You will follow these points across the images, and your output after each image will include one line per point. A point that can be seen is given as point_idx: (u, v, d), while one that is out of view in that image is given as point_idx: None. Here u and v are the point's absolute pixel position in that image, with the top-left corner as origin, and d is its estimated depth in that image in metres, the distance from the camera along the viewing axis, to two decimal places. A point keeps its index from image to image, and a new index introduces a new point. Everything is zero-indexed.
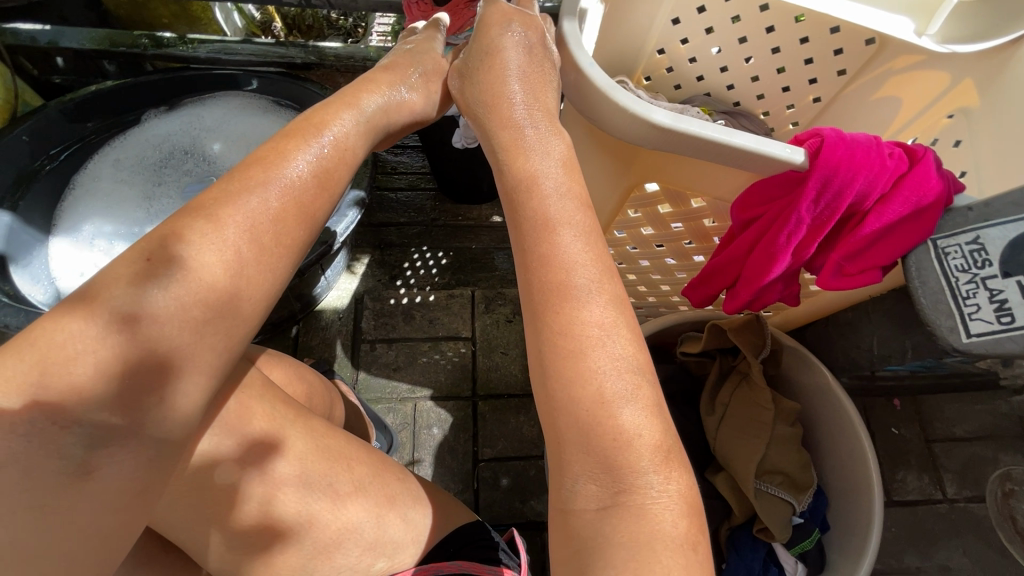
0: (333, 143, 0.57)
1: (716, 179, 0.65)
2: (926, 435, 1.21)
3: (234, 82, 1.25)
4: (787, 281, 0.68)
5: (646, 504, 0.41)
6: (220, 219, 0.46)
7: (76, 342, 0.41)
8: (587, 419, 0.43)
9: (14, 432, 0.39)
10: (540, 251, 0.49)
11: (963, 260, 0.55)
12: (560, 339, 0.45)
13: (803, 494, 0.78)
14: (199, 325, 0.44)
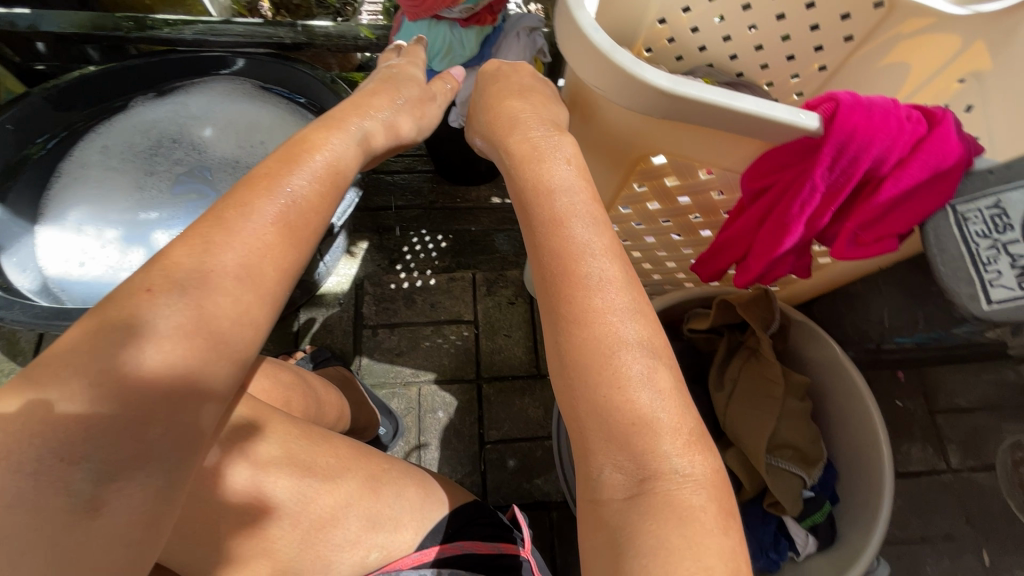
0: (326, 165, 0.55)
1: (720, 146, 0.53)
2: (931, 407, 1.21)
3: (221, 62, 1.22)
4: (800, 254, 0.56)
5: (674, 491, 0.38)
6: (217, 243, 0.45)
7: (82, 375, 0.38)
8: (607, 403, 0.40)
9: (20, 471, 0.36)
10: (549, 236, 0.46)
11: (983, 225, 0.43)
12: (574, 325, 0.43)
13: (815, 468, 0.73)
14: (206, 338, 0.42)
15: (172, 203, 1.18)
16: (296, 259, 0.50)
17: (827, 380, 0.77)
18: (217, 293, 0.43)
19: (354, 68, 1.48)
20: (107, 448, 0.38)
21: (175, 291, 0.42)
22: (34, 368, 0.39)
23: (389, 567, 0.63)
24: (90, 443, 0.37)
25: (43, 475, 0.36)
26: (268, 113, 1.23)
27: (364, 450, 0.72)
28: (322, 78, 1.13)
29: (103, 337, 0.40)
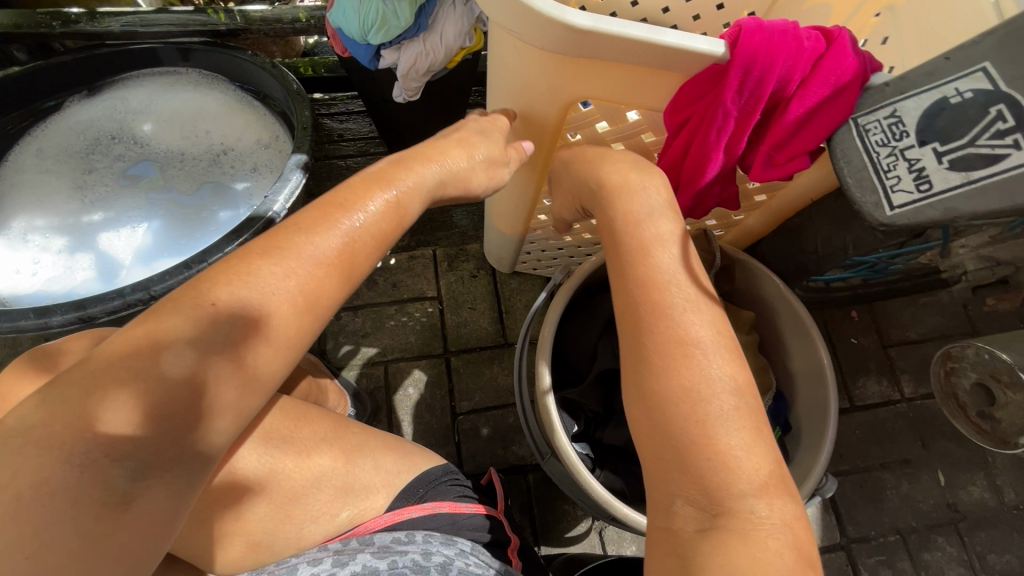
0: (395, 200, 0.53)
1: (643, 82, 0.54)
2: (883, 341, 1.27)
3: (152, 58, 1.19)
4: (726, 185, 0.58)
5: (746, 528, 0.38)
6: (283, 259, 0.44)
7: (141, 380, 0.38)
8: (688, 435, 0.42)
9: (69, 459, 0.36)
10: (639, 268, 0.51)
11: (882, 134, 0.46)
12: (659, 356, 0.46)
13: (765, 397, 0.76)
14: (263, 351, 0.42)
15: (120, 199, 1.14)
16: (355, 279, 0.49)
17: (770, 316, 0.81)
18: (273, 333, 0.43)
19: (298, 53, 1.45)
20: (145, 448, 0.38)
21: (239, 302, 0.41)
22: (95, 363, 0.39)
23: (360, 531, 0.66)
24: (131, 443, 0.37)
25: (85, 467, 0.37)
26: (211, 101, 1.22)
27: (336, 419, 0.74)
28: (262, 62, 1.12)
29: (162, 346, 0.39)
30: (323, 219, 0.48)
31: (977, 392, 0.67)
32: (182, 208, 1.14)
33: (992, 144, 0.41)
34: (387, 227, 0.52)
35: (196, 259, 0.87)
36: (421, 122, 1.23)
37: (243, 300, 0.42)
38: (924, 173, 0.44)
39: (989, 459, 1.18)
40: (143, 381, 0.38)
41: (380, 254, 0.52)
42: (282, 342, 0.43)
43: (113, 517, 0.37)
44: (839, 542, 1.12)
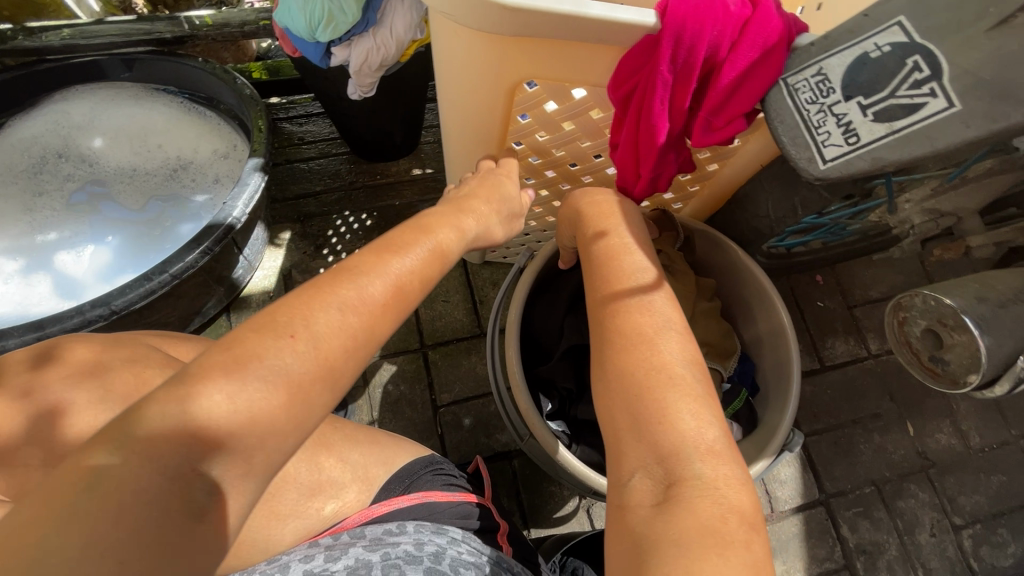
0: (447, 241, 0.54)
1: (582, 58, 0.55)
2: (848, 302, 1.31)
3: (96, 67, 1.16)
4: (677, 153, 0.60)
5: (695, 497, 0.41)
6: (346, 292, 0.42)
7: (230, 394, 0.34)
8: (639, 403, 0.47)
9: (152, 466, 0.32)
10: (609, 274, 0.61)
11: (811, 92, 0.47)
12: (622, 339, 0.53)
13: (729, 360, 0.78)
14: (327, 370, 0.39)
15: (68, 220, 1.10)
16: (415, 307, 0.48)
17: (731, 281, 0.84)
18: (342, 359, 0.40)
19: (252, 57, 1.42)
20: (224, 459, 0.34)
21: (318, 327, 0.39)
22: (191, 372, 0.36)
23: (349, 525, 0.66)
24: (214, 453, 0.34)
25: (166, 476, 0.32)
26: (158, 115, 1.19)
27: None
28: (212, 69, 1.10)
29: (253, 361, 0.36)
30: (381, 256, 0.47)
31: (927, 337, 0.69)
32: (137, 224, 1.12)
33: (910, 94, 0.44)
34: (443, 267, 0.52)
35: (156, 271, 0.87)
36: (379, 119, 1.22)
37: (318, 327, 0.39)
38: (851, 127, 0.46)
39: (953, 406, 1.23)
40: (233, 400, 0.34)
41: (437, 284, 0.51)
42: (340, 366, 0.40)
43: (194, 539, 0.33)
44: (818, 498, 1.16)
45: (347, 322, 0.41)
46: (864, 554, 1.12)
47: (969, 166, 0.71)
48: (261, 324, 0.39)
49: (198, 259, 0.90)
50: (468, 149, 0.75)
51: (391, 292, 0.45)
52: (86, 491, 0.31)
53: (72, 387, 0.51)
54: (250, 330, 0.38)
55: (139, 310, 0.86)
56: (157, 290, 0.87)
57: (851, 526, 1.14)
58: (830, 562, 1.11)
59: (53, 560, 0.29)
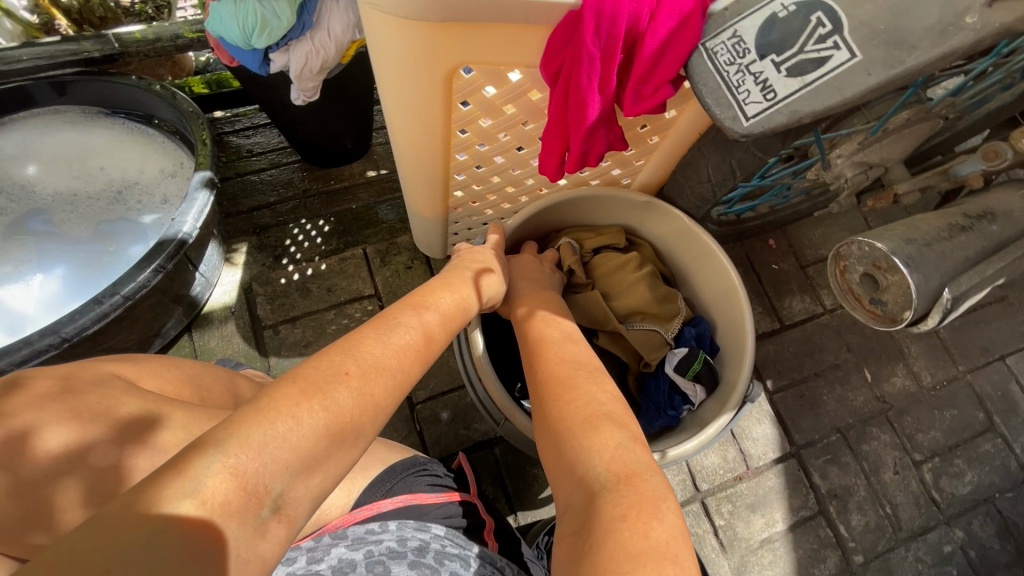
0: (430, 313, 0.62)
1: (513, 41, 0.57)
2: (801, 262, 1.36)
3: (23, 95, 1.10)
4: (610, 127, 0.62)
5: (606, 508, 0.47)
6: (370, 348, 0.50)
7: (294, 416, 0.40)
8: (555, 430, 0.58)
9: (242, 458, 0.36)
10: (534, 334, 0.73)
11: (729, 54, 0.50)
12: (544, 390, 0.64)
13: (673, 323, 0.91)
14: (365, 404, 0.45)
15: (13, 248, 1.06)
16: (420, 376, 0.54)
17: (683, 246, 0.92)
18: (374, 402, 0.46)
19: (190, 71, 1.34)
20: (288, 469, 0.38)
21: (360, 372, 0.47)
22: (263, 396, 0.41)
23: (331, 527, 0.64)
24: (291, 459, 0.38)
25: (248, 475, 0.36)
26: (97, 136, 1.15)
27: None
28: (144, 84, 1.08)
29: (312, 396, 0.42)
30: (381, 324, 0.55)
31: (866, 281, 0.73)
32: (86, 249, 1.09)
33: (817, 48, 0.47)
34: (436, 329, 0.61)
35: (106, 293, 0.85)
36: (326, 123, 1.21)
37: (366, 363, 0.48)
38: (768, 84, 0.49)
39: (905, 350, 1.30)
40: (292, 424, 0.39)
41: (432, 352, 0.58)
42: (376, 403, 0.46)
43: (257, 549, 0.35)
44: (790, 451, 1.21)
45: (378, 360, 0.49)
46: (836, 498, 1.18)
47: (888, 117, 0.76)
48: (319, 362, 0.46)
49: (151, 277, 0.88)
50: (411, 141, 0.75)
51: (396, 352, 0.52)
52: (181, 492, 0.33)
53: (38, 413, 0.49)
54: (310, 367, 0.45)
55: (92, 334, 0.84)
56: (109, 313, 0.86)
57: (822, 473, 1.20)
58: (806, 510, 1.16)
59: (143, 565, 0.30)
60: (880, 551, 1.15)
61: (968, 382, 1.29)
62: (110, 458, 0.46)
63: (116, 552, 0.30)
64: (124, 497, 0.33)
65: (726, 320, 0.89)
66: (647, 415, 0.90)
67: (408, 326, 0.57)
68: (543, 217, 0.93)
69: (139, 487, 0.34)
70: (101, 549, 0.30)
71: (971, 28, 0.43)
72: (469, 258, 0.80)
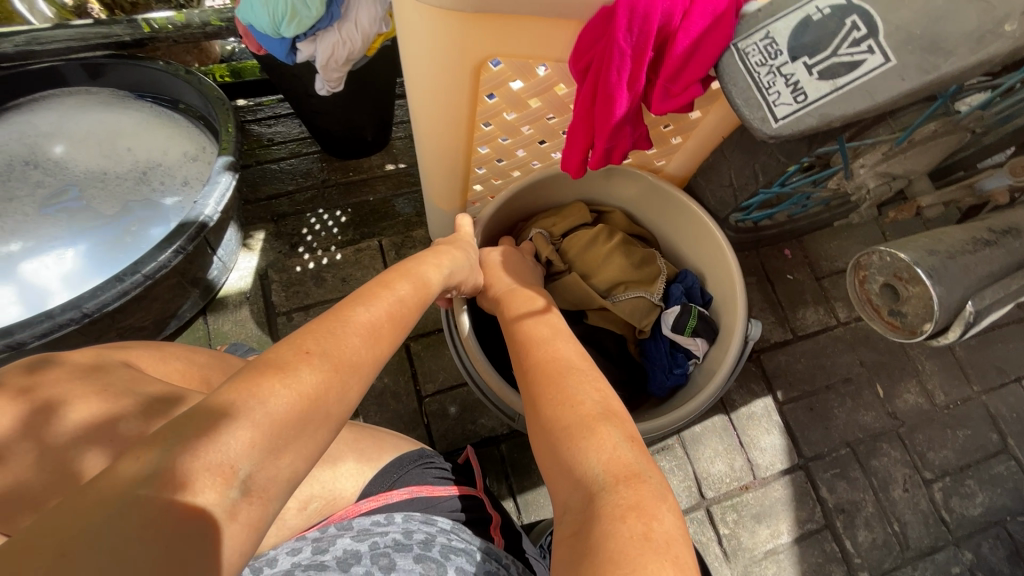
0: (403, 298, 0.59)
1: (544, 35, 0.57)
2: (816, 274, 1.35)
3: (57, 75, 1.13)
4: (636, 125, 0.62)
5: (606, 508, 0.46)
6: (339, 326, 0.48)
7: (261, 396, 0.38)
8: (552, 430, 0.57)
9: (203, 442, 0.34)
10: (525, 333, 0.72)
11: (761, 55, 0.50)
12: (537, 388, 0.62)
13: (656, 284, 0.94)
14: (341, 387, 0.43)
15: (44, 222, 1.08)
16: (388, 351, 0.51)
17: (652, 207, 0.94)
18: (347, 379, 0.43)
19: (215, 59, 1.36)
20: (257, 451, 0.35)
21: (330, 350, 0.44)
22: (226, 384, 0.39)
23: (336, 518, 0.64)
24: (262, 439, 0.36)
25: (211, 458, 0.34)
26: (129, 117, 1.18)
27: None
28: (176, 70, 1.09)
29: (278, 377, 0.39)
30: (345, 305, 0.53)
31: (886, 292, 0.72)
32: (110, 227, 1.10)
33: (850, 51, 0.46)
34: (408, 314, 0.58)
35: (128, 271, 0.86)
36: (348, 115, 1.22)
37: (337, 340, 0.46)
38: (799, 86, 0.49)
39: (919, 367, 1.29)
40: (264, 408, 0.37)
41: (402, 335, 0.55)
42: (349, 381, 0.44)
43: (225, 534, 0.32)
44: (797, 463, 1.20)
45: (361, 346, 0.47)
46: (843, 513, 1.17)
47: (915, 129, 0.75)
48: (284, 344, 0.44)
49: (171, 258, 0.89)
50: (434, 132, 0.75)
51: (367, 331, 0.49)
52: (145, 479, 0.32)
53: (66, 384, 0.50)
54: (278, 350, 0.43)
55: (114, 311, 0.85)
56: (131, 291, 0.86)
57: (829, 487, 1.18)
58: (812, 523, 1.15)
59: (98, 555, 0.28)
60: (886, 569, 1.14)
61: (983, 403, 1.27)
62: (131, 427, 0.47)
63: (74, 534, 0.29)
64: (87, 483, 0.31)
65: (710, 271, 0.91)
66: (655, 381, 0.92)
67: (378, 309, 0.54)
68: (523, 198, 0.94)
69: (104, 474, 0.32)
70: (58, 531, 0.29)
71: (1009, 36, 0.42)
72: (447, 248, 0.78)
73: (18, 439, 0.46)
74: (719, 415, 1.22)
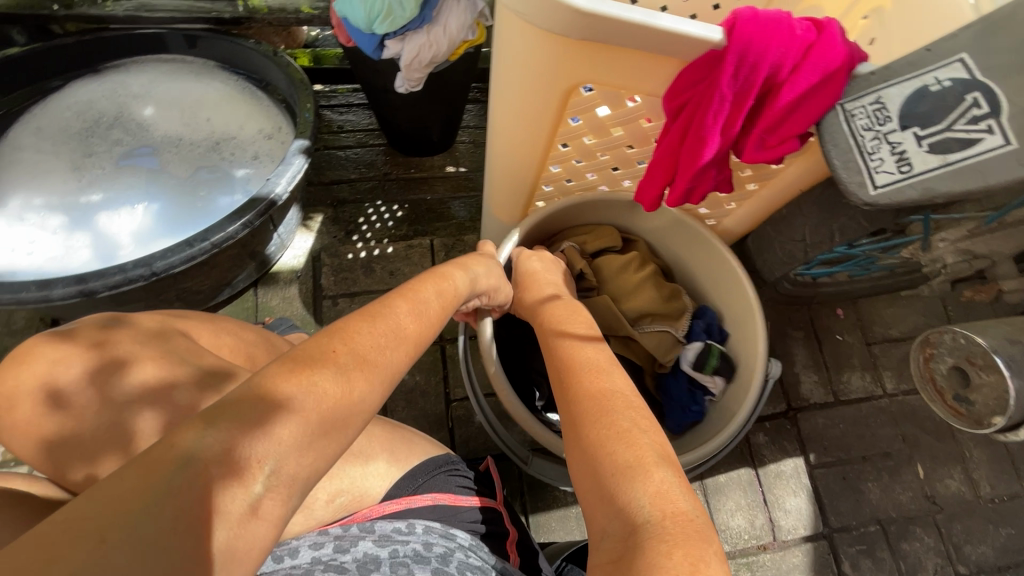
0: (431, 304, 0.59)
1: (643, 69, 0.57)
2: (867, 338, 1.30)
3: (159, 42, 1.20)
4: (721, 168, 0.61)
5: (650, 541, 0.44)
6: (373, 325, 0.48)
7: (293, 395, 0.38)
8: (590, 455, 0.54)
9: (239, 438, 0.34)
10: (565, 351, 0.70)
11: (868, 119, 0.49)
12: (577, 408, 0.60)
13: (679, 319, 0.93)
14: (370, 387, 0.43)
15: (120, 178, 1.14)
16: (412, 352, 0.51)
17: (678, 241, 0.95)
18: (375, 379, 0.44)
19: (299, 45, 1.38)
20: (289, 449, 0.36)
21: (361, 348, 0.44)
22: (256, 377, 0.39)
23: (359, 518, 0.65)
24: (292, 438, 0.36)
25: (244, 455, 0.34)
26: (214, 90, 1.23)
27: None
28: (266, 51, 1.14)
29: (310, 374, 0.39)
30: (377, 304, 0.53)
31: (953, 375, 0.69)
32: (179, 192, 1.15)
33: (967, 129, 0.45)
34: (433, 322, 0.57)
35: (198, 238, 0.90)
36: (419, 115, 1.25)
37: (366, 338, 0.46)
38: (905, 156, 0.48)
39: (966, 454, 1.22)
40: (294, 407, 0.37)
41: (426, 341, 0.54)
42: (376, 380, 0.44)
43: (249, 529, 0.33)
44: (821, 532, 1.15)
45: (387, 349, 0.47)
46: None
47: (1009, 210, 0.72)
48: (314, 339, 0.44)
49: (240, 230, 0.93)
50: (511, 146, 0.76)
51: (393, 331, 0.49)
52: (177, 471, 0.32)
53: (137, 344, 0.52)
54: (310, 343, 0.43)
55: (179, 273, 0.88)
56: (197, 257, 0.90)
57: (852, 563, 1.13)
58: None
59: (135, 543, 0.29)
60: None
61: None
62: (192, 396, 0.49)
63: (111, 522, 0.29)
64: (120, 468, 0.31)
65: (732, 314, 0.90)
66: (672, 418, 0.91)
67: (405, 311, 0.54)
68: (558, 218, 0.94)
69: (140, 459, 0.32)
70: (96, 518, 0.29)
71: None
72: (475, 260, 0.78)
73: (86, 387, 0.48)
74: (746, 468, 1.19)
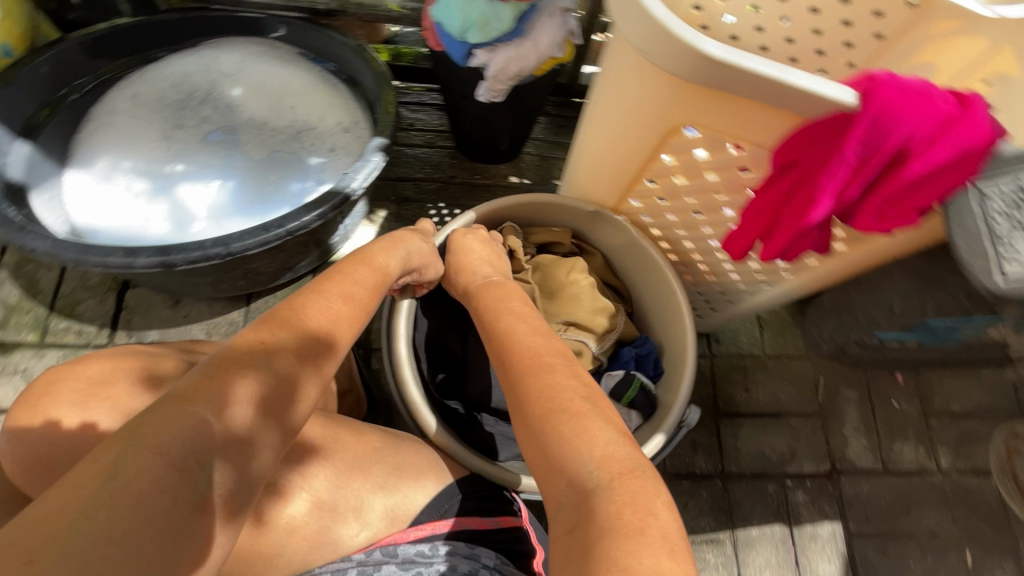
0: (360, 301, 0.61)
1: (758, 120, 0.56)
2: (925, 410, 1.19)
3: (257, 26, 1.24)
4: (823, 231, 0.58)
5: (603, 504, 0.44)
6: (284, 318, 0.52)
7: (208, 404, 0.42)
8: (536, 428, 0.53)
9: (166, 450, 0.38)
10: (501, 327, 0.68)
11: (1003, 203, 0.50)
12: (515, 382, 0.59)
13: (603, 340, 0.94)
14: (288, 377, 0.48)
15: (200, 154, 1.18)
16: (333, 348, 0.54)
17: (629, 260, 0.96)
18: (291, 370, 0.48)
19: (381, 40, 1.40)
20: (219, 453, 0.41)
21: (275, 344, 0.49)
22: (163, 396, 0.42)
23: (382, 543, 0.65)
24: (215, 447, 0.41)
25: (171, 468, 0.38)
26: (301, 78, 1.26)
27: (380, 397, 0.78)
28: (355, 47, 1.16)
29: (225, 381, 0.44)
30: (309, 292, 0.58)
31: None
32: (256, 174, 1.18)
33: None
34: (355, 314, 0.60)
35: (274, 224, 0.92)
36: (491, 124, 1.25)
37: (272, 333, 0.49)
38: None
39: None
40: (206, 417, 0.41)
41: (349, 338, 0.57)
42: (291, 369, 0.48)
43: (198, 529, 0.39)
44: None
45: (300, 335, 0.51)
46: None
47: None
48: (227, 346, 0.47)
49: (313, 221, 0.94)
50: (604, 169, 0.76)
51: (298, 319, 0.53)
52: (104, 485, 0.36)
53: None
54: (224, 350, 0.47)
55: (252, 255, 0.91)
56: (271, 241, 0.92)
57: None
58: None
59: (77, 550, 0.33)
60: None
61: None
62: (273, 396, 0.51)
63: (48, 540, 0.33)
64: (54, 484, 0.36)
65: (669, 350, 0.93)
66: None
67: (326, 303, 0.57)
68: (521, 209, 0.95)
69: (64, 479, 0.36)
70: (27, 541, 0.33)
71: None
72: (402, 235, 0.78)
73: None
74: (781, 525, 1.14)
